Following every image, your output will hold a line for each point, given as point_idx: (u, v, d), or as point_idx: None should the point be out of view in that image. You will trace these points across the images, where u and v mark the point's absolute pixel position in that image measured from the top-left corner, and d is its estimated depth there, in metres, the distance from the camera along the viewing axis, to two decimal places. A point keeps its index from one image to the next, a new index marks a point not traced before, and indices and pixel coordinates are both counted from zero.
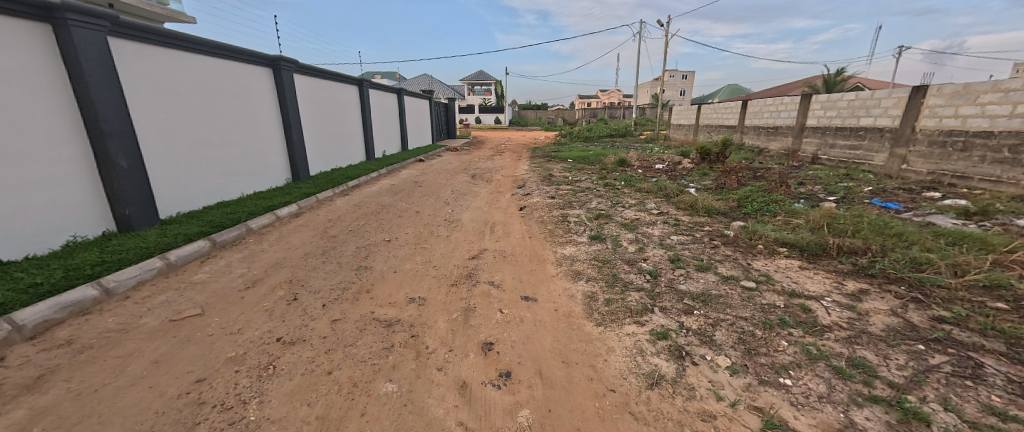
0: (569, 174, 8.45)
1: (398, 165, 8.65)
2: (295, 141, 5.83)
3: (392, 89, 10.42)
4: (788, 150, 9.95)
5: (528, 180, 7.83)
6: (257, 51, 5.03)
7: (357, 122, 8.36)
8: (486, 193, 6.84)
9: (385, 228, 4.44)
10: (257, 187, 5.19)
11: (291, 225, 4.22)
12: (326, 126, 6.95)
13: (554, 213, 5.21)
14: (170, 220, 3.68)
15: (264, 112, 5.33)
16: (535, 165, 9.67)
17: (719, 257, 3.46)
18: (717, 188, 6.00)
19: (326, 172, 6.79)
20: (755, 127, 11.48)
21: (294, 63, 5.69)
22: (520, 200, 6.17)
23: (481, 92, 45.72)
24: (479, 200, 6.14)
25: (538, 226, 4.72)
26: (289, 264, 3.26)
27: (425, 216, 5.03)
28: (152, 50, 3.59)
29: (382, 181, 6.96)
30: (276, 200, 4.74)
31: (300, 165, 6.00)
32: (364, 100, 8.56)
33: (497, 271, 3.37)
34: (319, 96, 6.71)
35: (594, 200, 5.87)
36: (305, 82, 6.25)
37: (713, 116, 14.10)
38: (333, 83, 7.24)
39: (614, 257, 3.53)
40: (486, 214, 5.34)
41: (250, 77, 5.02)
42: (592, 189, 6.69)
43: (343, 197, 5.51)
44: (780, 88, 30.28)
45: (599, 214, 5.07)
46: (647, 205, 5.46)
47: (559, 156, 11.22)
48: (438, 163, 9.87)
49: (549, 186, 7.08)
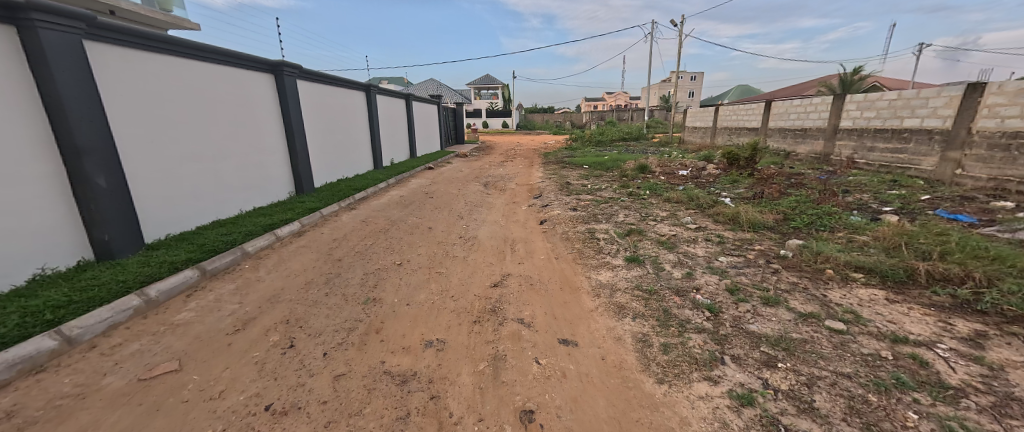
0: (587, 181, 7.99)
1: (407, 174, 8.26)
2: (298, 151, 5.46)
3: (400, 94, 10.08)
4: (820, 154, 9.36)
5: (545, 189, 7.39)
6: (256, 56, 4.68)
7: (364, 130, 8.02)
8: (502, 204, 6.40)
9: (395, 249, 4.01)
10: (257, 201, 4.81)
11: (292, 246, 3.80)
12: (331, 135, 6.57)
13: (579, 229, 4.74)
14: (157, 244, 3.29)
15: (265, 120, 4.97)
16: (550, 172, 9.22)
17: (784, 285, 2.96)
18: (756, 198, 5.50)
19: (331, 183, 6.40)
20: (780, 129, 10.90)
21: (297, 68, 5.34)
22: (539, 213, 5.72)
23: (488, 97, 45.50)
24: (495, 213, 5.71)
25: (564, 244, 4.26)
26: (287, 297, 2.83)
27: (438, 233, 4.60)
28: (136, 55, 3.23)
29: (391, 192, 6.55)
30: (276, 217, 4.34)
31: (304, 177, 5.64)
32: (372, 106, 8.21)
33: (526, 304, 2.91)
34: (324, 103, 6.36)
35: (620, 212, 5.39)
36: (310, 89, 5.91)
37: (732, 118, 13.54)
38: (338, 89, 6.89)
39: (660, 285, 3.05)
40: (505, 229, 4.89)
41: (250, 85, 4.67)
42: (616, 199, 6.22)
43: (349, 212, 5.10)
44: (797, 87, 29.47)
45: (630, 229, 4.59)
46: (681, 218, 4.97)
47: (574, 162, 10.76)
48: (448, 171, 9.47)
49: (569, 196, 6.62)
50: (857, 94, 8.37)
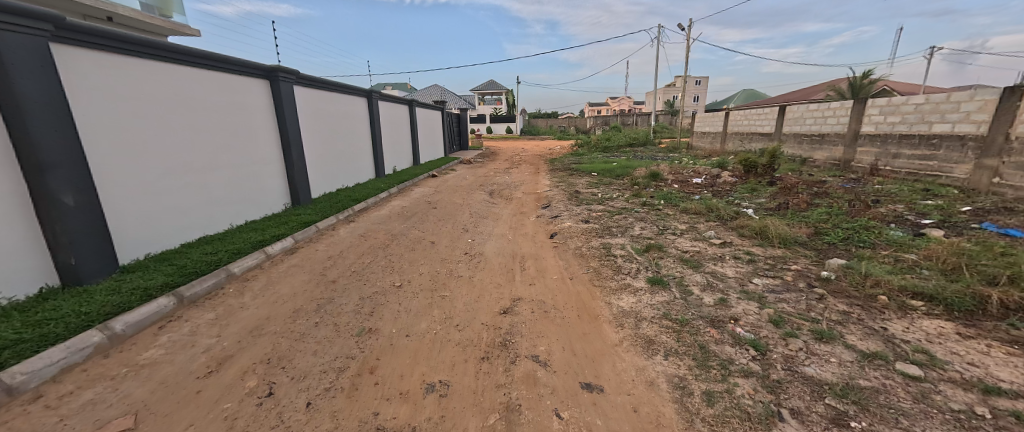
0: (598, 190, 7.66)
1: (410, 182, 7.97)
2: (295, 160, 5.19)
3: (403, 100, 9.83)
4: (840, 160, 8.96)
5: (554, 198, 7.07)
6: (250, 61, 4.44)
7: (366, 137, 7.76)
8: (508, 215, 6.09)
9: (395, 268, 3.69)
10: (249, 214, 4.53)
11: (282, 266, 3.49)
12: (330, 142, 6.30)
13: (594, 244, 4.40)
14: (133, 266, 3.00)
15: (259, 129, 4.71)
16: (558, 180, 8.90)
17: (835, 316, 2.59)
18: (781, 209, 5.14)
19: (330, 193, 6.11)
20: (796, 135, 10.53)
21: (295, 74, 5.09)
22: (549, 225, 5.39)
23: (492, 102, 45.46)
24: (502, 225, 5.38)
25: (579, 262, 3.92)
26: (271, 329, 2.51)
27: (442, 248, 4.28)
28: (114, 59, 2.97)
29: (393, 202, 6.25)
30: (268, 233, 4.05)
31: (301, 188, 5.35)
32: (374, 113, 7.96)
33: (541, 336, 2.57)
34: (324, 110, 6.11)
35: (636, 225, 5.05)
36: (309, 95, 5.66)
37: (744, 123, 13.17)
38: (339, 95, 6.64)
39: (692, 314, 2.69)
40: (513, 244, 4.56)
41: (242, 91, 4.41)
42: (630, 209, 5.87)
43: (347, 225, 4.80)
44: (805, 91, 29.09)
45: (649, 245, 4.24)
46: (704, 231, 4.61)
47: (582, 168, 10.44)
48: (452, 179, 9.17)
49: (580, 206, 6.30)
50: (879, 98, 8.01)
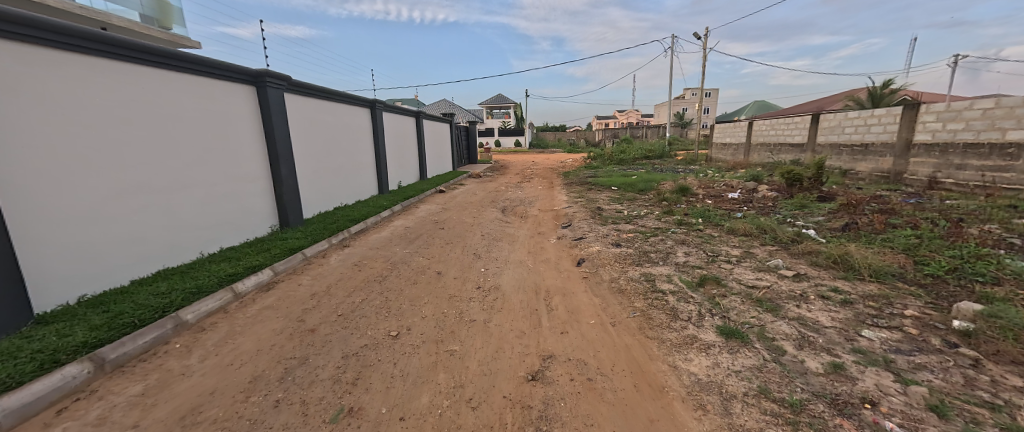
0: (622, 207, 6.93)
1: (415, 199, 7.31)
2: (284, 177, 4.56)
3: (409, 112, 9.29)
4: (890, 172, 8.12)
5: (574, 215, 6.35)
6: (232, 64, 3.88)
7: (369, 151, 7.19)
8: (526, 236, 5.37)
9: (391, 309, 2.96)
10: (225, 239, 3.88)
11: (251, 310, 2.79)
12: (327, 156, 5.68)
13: (633, 275, 3.65)
14: (55, 317, 2.32)
15: (242, 142, 4.12)
16: (577, 195, 8.19)
17: (1021, 398, 1.78)
18: (852, 231, 4.35)
19: (325, 212, 5.45)
20: (833, 145, 9.75)
21: (286, 80, 4.53)
22: (573, 249, 4.67)
23: (500, 116, 45.40)
24: (520, 249, 4.67)
25: (619, 299, 3.16)
26: (210, 414, 1.79)
27: (450, 281, 3.56)
28: (42, 54, 2.40)
29: (395, 222, 5.57)
30: (243, 263, 3.38)
31: (293, 207, 4.71)
32: (377, 124, 7.37)
33: (591, 424, 1.80)
34: (322, 121, 5.54)
35: (679, 250, 4.28)
36: (305, 104, 5.09)
37: (772, 133, 12.38)
38: (339, 105, 6.10)
39: (802, 391, 1.91)
40: (535, 275, 3.83)
41: (219, 99, 3.85)
42: (666, 230, 5.12)
43: (340, 252, 4.10)
44: (824, 101, 28.33)
45: (703, 276, 3.47)
46: (765, 259, 3.82)
47: (601, 182, 9.75)
48: (461, 194, 8.52)
49: (607, 226, 5.56)
50: (935, 104, 7.23)
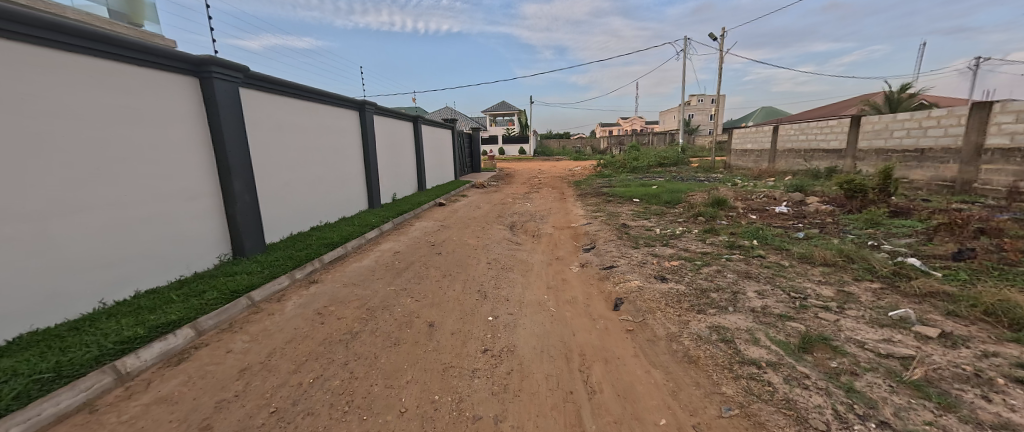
0: (652, 223, 5.94)
1: (409, 215, 6.31)
2: (239, 193, 3.59)
3: (405, 116, 8.36)
4: (955, 180, 7.13)
5: (597, 234, 5.37)
6: (165, 48, 2.96)
7: (357, 159, 6.27)
8: (542, 262, 4.38)
9: (352, 399, 1.93)
10: (147, 279, 2.90)
11: (131, 410, 1.78)
12: (299, 166, 4.70)
13: (699, 329, 2.62)
14: None
15: (179, 150, 3.17)
16: (595, 208, 7.21)
17: None
18: (972, 262, 3.34)
19: (294, 236, 4.44)
20: (880, 151, 8.82)
21: (244, 72, 3.63)
22: (606, 284, 3.66)
23: (504, 123, 44.72)
24: (538, 284, 3.68)
25: (694, 375, 2.13)
26: None
27: (445, 340, 2.56)
28: None
29: (381, 247, 4.57)
30: (152, 320, 2.38)
31: (251, 231, 3.74)
32: (366, 129, 6.43)
33: None
34: (294, 124, 4.61)
35: (748, 286, 3.26)
36: (272, 103, 4.18)
37: (802, 138, 11.41)
38: (319, 106, 5.19)
39: None
40: (560, 327, 2.82)
41: (145, 93, 2.92)
42: (718, 256, 4.10)
43: (300, 295, 3.09)
44: (840, 105, 27.41)
45: (804, 336, 2.44)
46: (877, 306, 2.78)
47: (620, 193, 8.77)
48: (463, 208, 7.53)
49: (640, 249, 4.57)
50: (1013, 102, 6.26)
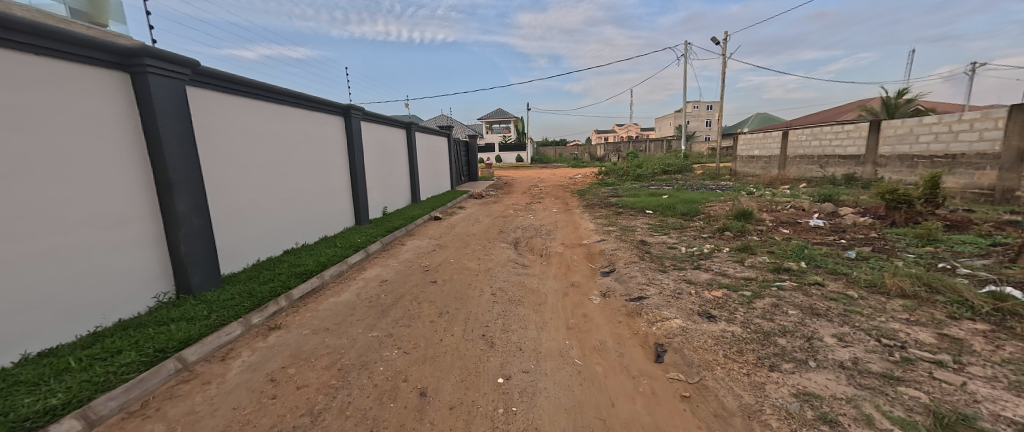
0: (674, 239, 5.32)
1: (399, 233, 5.60)
2: (184, 216, 2.88)
3: (396, 122, 7.70)
4: (994, 188, 6.63)
5: (616, 254, 4.72)
6: (82, 34, 2.27)
7: (341, 171, 5.58)
8: (557, 291, 3.71)
9: None
10: (42, 339, 2.14)
11: None
12: (267, 180, 3.99)
13: (784, 399, 1.94)
14: None
15: (98, 164, 2.45)
16: (607, 222, 6.58)
17: None
18: None
19: (258, 264, 3.70)
20: (904, 157, 8.37)
21: (193, 68, 2.97)
22: (639, 322, 3.00)
23: (500, 130, 44.31)
24: (556, 324, 3.00)
25: None
26: None
27: (441, 421, 1.85)
28: None
29: (364, 275, 3.85)
30: (22, 405, 1.65)
31: (201, 262, 3.02)
32: (351, 136, 5.75)
33: None
34: (262, 131, 3.93)
35: (821, 329, 2.60)
36: (233, 106, 3.51)
37: (815, 144, 10.94)
38: (294, 110, 4.52)
39: None
40: (594, 392, 2.13)
41: (51, 91, 2.21)
42: (766, 283, 3.46)
43: (250, 351, 2.37)
44: (839, 109, 27.31)
45: (937, 413, 1.76)
46: (1007, 360, 2.13)
47: (630, 203, 8.18)
48: (461, 223, 6.85)
49: (670, 273, 3.92)
50: None
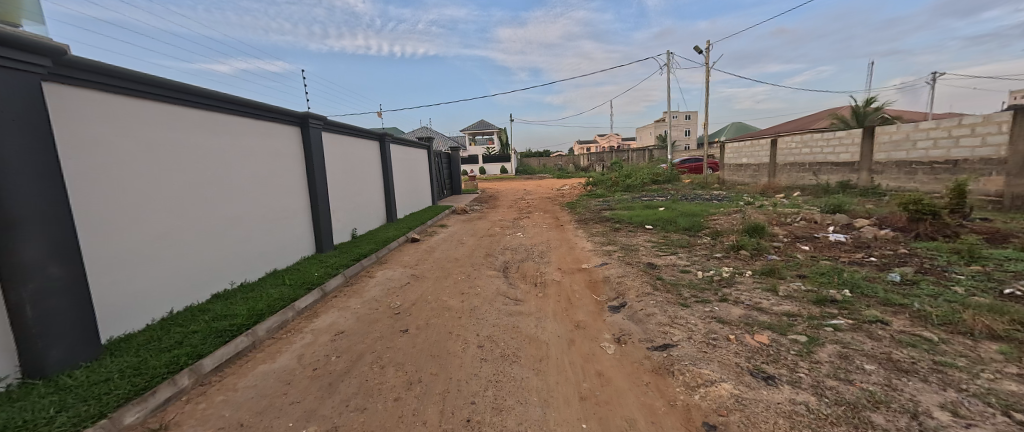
0: (685, 261, 4.68)
1: (366, 263, 4.73)
2: (33, 268, 1.99)
3: (367, 133, 6.89)
4: (1002, 194, 6.34)
5: (623, 282, 4.02)
6: None
7: (296, 191, 4.75)
8: (560, 338, 2.96)
9: None
10: None
11: None
12: (182, 207, 3.13)
13: None
14: None
15: None
16: (605, 240, 5.91)
17: None
18: None
19: (167, 321, 2.79)
20: (901, 163, 8.12)
21: (58, 57, 2.14)
22: (673, 387, 2.25)
23: (484, 142, 43.93)
24: (565, 394, 2.23)
25: None
26: None
27: None
28: None
29: (312, 328, 2.98)
30: None
31: (64, 328, 2.13)
32: (308, 150, 4.92)
33: None
34: (178, 144, 3.12)
35: (922, 396, 1.93)
36: (130, 111, 2.70)
37: (806, 152, 10.72)
38: (229, 119, 3.71)
39: None
40: None
41: None
42: (817, 322, 2.81)
43: None
44: (813, 117, 28.06)
45: None
46: None
47: (627, 217, 7.57)
48: (441, 245, 6.04)
49: (694, 309, 3.23)
50: None
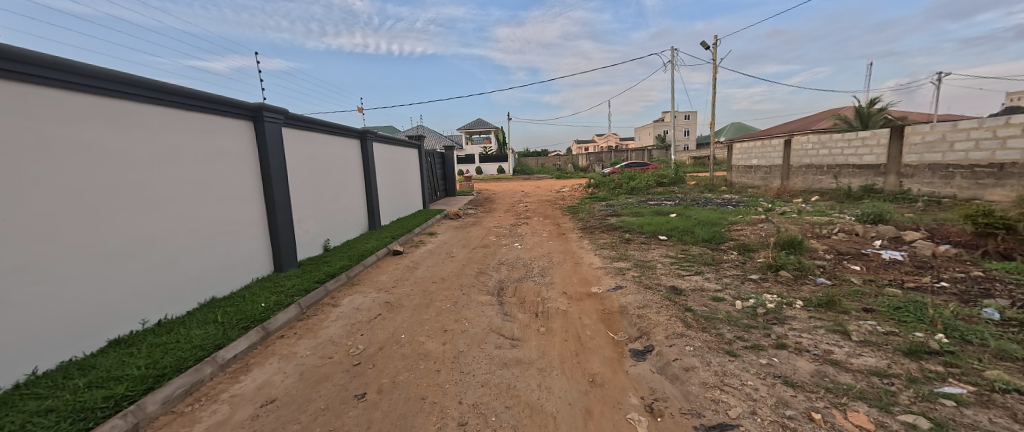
0: (714, 284, 3.91)
1: (331, 286, 3.90)
2: None
3: (343, 130, 6.07)
4: None
5: (645, 316, 3.25)
6: None
7: (247, 199, 3.94)
8: (572, 405, 2.18)
9: None
10: None
11: None
12: (62, 227, 2.32)
13: None
14: None
15: None
16: (616, 255, 5.14)
17: None
18: None
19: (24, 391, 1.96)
20: (936, 166, 7.40)
21: None
22: None
23: (481, 141, 43.13)
24: None
25: None
26: None
27: None
28: None
29: (232, 393, 2.16)
30: None
31: None
32: (262, 149, 4.10)
33: None
34: (59, 143, 2.31)
35: None
36: None
37: (824, 153, 9.99)
38: (146, 109, 2.91)
39: None
40: None
41: None
42: (927, 390, 2.03)
43: None
44: (817, 117, 27.47)
45: None
46: None
47: (637, 224, 6.79)
48: (426, 260, 5.23)
49: (746, 360, 2.46)
50: None
